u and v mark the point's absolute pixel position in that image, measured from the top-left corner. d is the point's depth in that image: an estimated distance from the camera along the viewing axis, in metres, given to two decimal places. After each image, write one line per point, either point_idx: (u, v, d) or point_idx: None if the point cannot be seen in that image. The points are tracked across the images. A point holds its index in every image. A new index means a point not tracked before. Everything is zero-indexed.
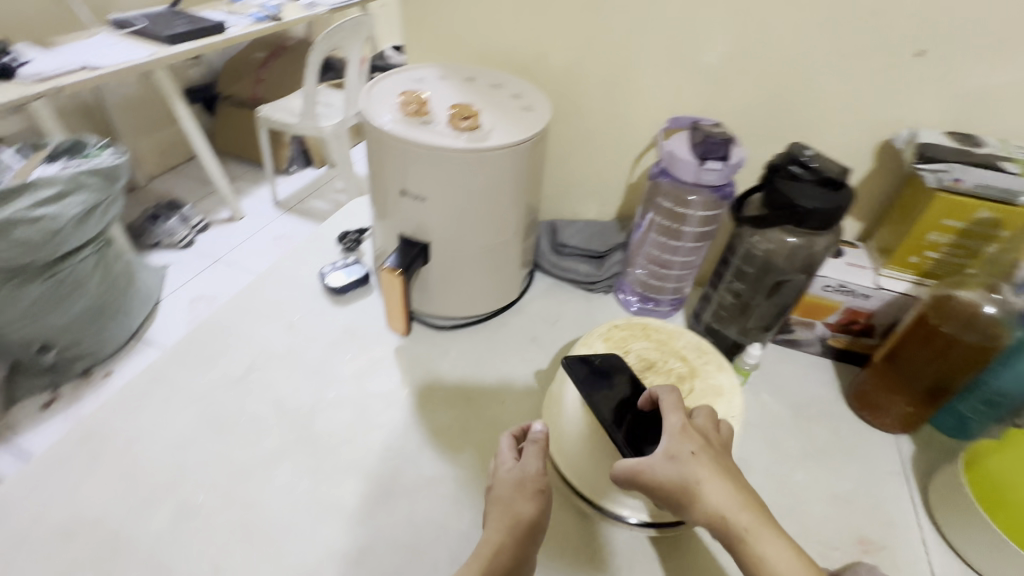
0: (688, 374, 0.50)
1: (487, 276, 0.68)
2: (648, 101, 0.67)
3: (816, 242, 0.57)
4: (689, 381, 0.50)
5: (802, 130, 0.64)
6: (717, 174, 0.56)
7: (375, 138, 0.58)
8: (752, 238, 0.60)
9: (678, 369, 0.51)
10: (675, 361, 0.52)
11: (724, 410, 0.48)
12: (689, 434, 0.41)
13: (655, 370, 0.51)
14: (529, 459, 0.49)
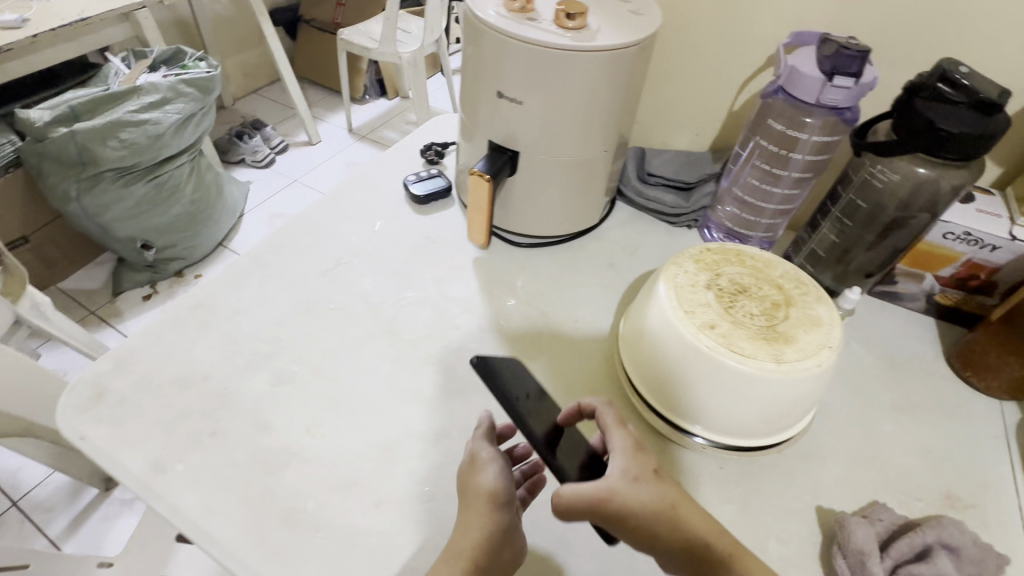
0: (784, 301, 0.47)
1: (571, 194, 0.66)
2: (769, 13, 0.62)
3: (947, 177, 0.51)
4: (785, 309, 0.47)
5: (947, 52, 0.56)
6: (844, 93, 0.52)
7: (478, 32, 0.56)
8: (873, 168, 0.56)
9: (773, 297, 0.48)
10: (770, 288, 0.49)
11: (822, 340, 0.45)
12: (642, 448, 0.42)
13: (748, 295, 0.48)
14: (484, 443, 0.46)
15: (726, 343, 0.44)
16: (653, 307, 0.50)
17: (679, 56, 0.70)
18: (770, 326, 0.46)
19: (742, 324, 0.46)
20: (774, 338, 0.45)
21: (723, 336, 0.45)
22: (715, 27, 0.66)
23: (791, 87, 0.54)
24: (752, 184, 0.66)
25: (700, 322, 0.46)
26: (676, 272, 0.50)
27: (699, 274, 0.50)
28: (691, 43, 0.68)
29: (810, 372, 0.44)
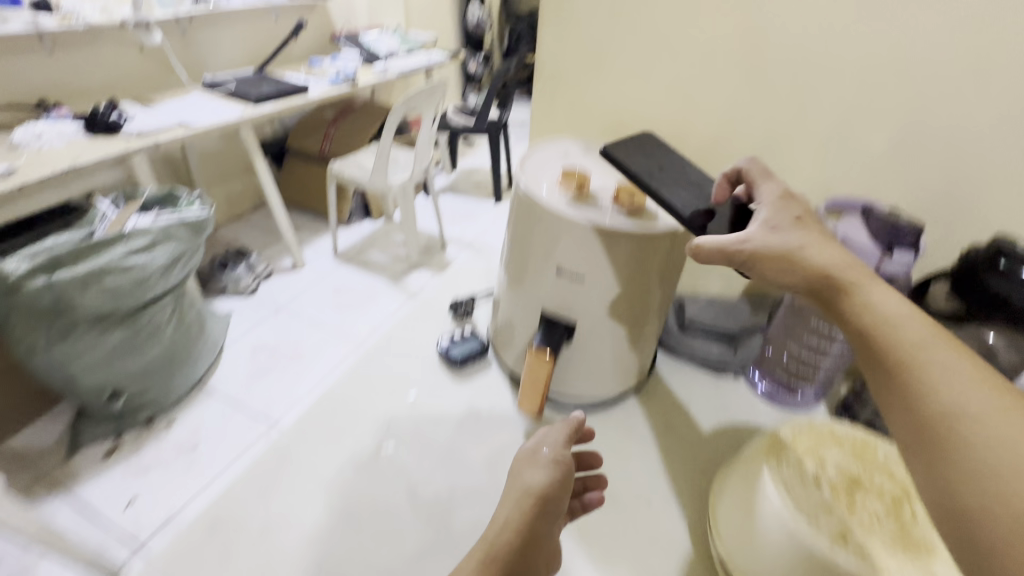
0: (904, 495, 0.44)
1: (624, 359, 0.63)
2: (797, 179, 0.66)
3: None
4: (906, 504, 0.44)
5: (978, 215, 0.59)
6: (904, 266, 0.52)
7: (534, 212, 0.56)
8: None
9: (889, 488, 0.45)
10: (882, 477, 0.46)
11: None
12: (788, 201, 0.46)
13: (865, 487, 0.45)
14: (553, 439, 0.52)
15: (869, 561, 0.39)
16: (766, 508, 0.43)
17: None
18: (902, 530, 0.42)
19: (872, 531, 0.42)
20: (911, 546, 0.41)
21: (863, 552, 0.40)
22: None
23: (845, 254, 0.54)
24: (808, 342, 0.65)
25: (832, 532, 0.41)
26: (781, 466, 0.46)
27: (804, 466, 0.46)
28: None
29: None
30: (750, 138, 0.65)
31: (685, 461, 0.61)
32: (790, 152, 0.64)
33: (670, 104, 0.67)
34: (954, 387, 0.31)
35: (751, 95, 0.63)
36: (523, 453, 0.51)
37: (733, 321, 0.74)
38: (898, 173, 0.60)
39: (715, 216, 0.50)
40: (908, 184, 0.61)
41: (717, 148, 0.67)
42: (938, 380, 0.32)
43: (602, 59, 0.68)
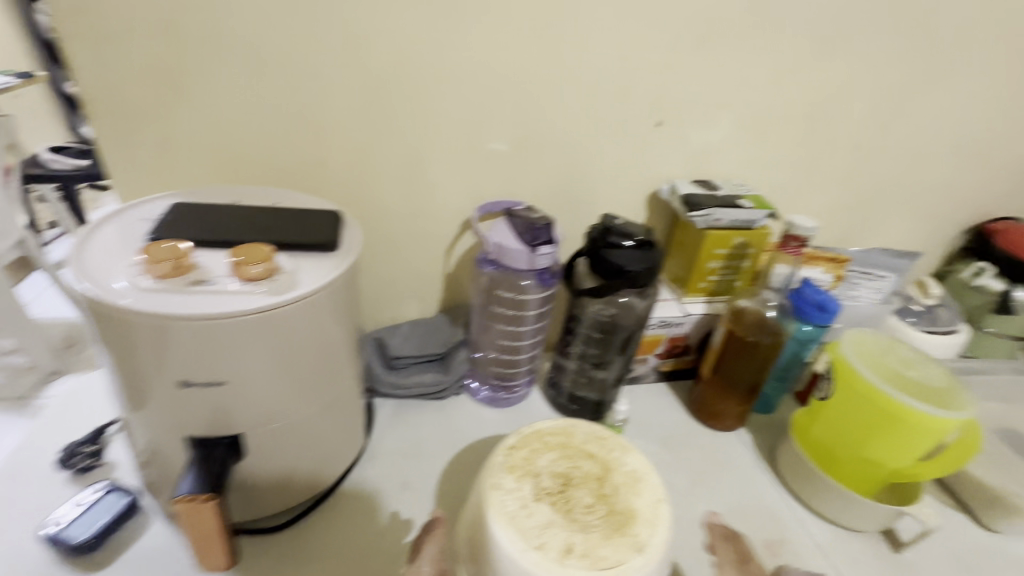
0: (605, 473, 0.52)
1: (325, 437, 0.54)
2: (446, 192, 0.65)
3: (644, 299, 0.61)
4: (608, 480, 0.52)
5: (591, 195, 0.69)
6: (550, 257, 0.57)
7: (116, 319, 0.40)
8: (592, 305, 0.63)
9: (592, 471, 0.52)
10: (586, 462, 0.53)
11: (652, 495, 0.51)
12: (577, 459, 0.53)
13: (574, 482, 0.51)
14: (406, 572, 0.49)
15: (591, 561, 0.45)
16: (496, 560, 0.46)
17: (377, 240, 0.67)
18: (611, 512, 0.49)
19: (592, 525, 0.47)
20: (621, 523, 0.48)
21: (586, 554, 0.45)
22: (405, 211, 0.65)
23: (503, 261, 0.57)
24: (500, 344, 0.68)
25: (559, 550, 0.45)
26: (501, 497, 0.48)
27: (522, 487, 0.49)
28: (388, 228, 0.66)
29: (666, 539, 0.48)
30: (389, 158, 0.61)
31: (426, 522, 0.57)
32: (431, 166, 0.63)
33: (294, 134, 0.58)
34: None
35: (378, 118, 0.59)
36: (187, 498, 0.41)
37: (436, 344, 0.70)
38: (525, 173, 0.66)
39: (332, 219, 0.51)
40: (535, 179, 0.66)
41: (364, 175, 0.62)
42: None
43: (184, 86, 0.53)
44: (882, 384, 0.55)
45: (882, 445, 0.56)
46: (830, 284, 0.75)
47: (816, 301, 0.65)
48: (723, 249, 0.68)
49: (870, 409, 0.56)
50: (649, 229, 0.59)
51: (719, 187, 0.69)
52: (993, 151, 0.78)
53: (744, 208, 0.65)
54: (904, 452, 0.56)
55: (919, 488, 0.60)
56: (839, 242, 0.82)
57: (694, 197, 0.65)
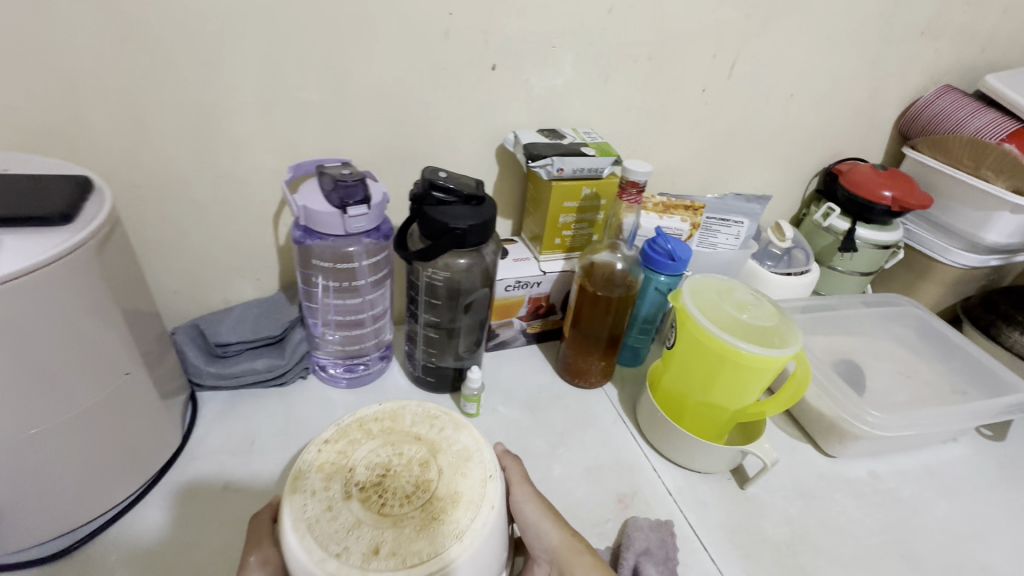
0: (429, 456, 0.49)
1: (108, 447, 0.46)
2: (256, 151, 0.57)
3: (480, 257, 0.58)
4: (433, 464, 0.49)
5: (431, 149, 0.63)
6: (366, 218, 0.51)
7: None
8: (428, 269, 0.58)
9: (416, 457, 0.49)
10: (410, 447, 0.50)
11: (480, 473, 0.49)
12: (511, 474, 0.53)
13: (393, 473, 0.48)
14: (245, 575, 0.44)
15: (399, 557, 0.42)
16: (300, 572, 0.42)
17: (181, 210, 0.57)
18: (431, 499, 0.46)
19: (405, 517, 0.45)
20: (440, 510, 0.45)
21: (394, 551, 0.43)
22: (207, 175, 0.56)
23: (313, 227, 0.50)
24: (336, 323, 0.61)
25: (362, 552, 0.42)
26: (306, 500, 0.45)
27: (330, 487, 0.46)
28: (190, 197, 0.57)
29: (489, 519, 0.46)
30: (173, 111, 0.52)
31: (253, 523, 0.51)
32: (233, 121, 0.54)
33: (34, 82, 0.47)
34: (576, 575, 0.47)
35: (143, 63, 0.49)
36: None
37: (269, 326, 0.62)
38: (349, 127, 0.58)
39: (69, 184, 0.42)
40: (362, 133, 0.59)
41: (144, 134, 0.52)
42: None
43: None
44: (716, 329, 0.55)
45: (721, 388, 0.57)
46: (690, 233, 0.74)
47: (666, 251, 0.65)
48: (573, 201, 0.64)
49: (707, 354, 0.56)
50: (478, 181, 0.54)
51: (565, 135, 0.65)
52: (837, 93, 0.80)
53: (587, 156, 0.61)
54: (742, 391, 0.56)
55: (761, 426, 0.62)
56: (701, 188, 0.82)
57: (536, 147, 0.61)
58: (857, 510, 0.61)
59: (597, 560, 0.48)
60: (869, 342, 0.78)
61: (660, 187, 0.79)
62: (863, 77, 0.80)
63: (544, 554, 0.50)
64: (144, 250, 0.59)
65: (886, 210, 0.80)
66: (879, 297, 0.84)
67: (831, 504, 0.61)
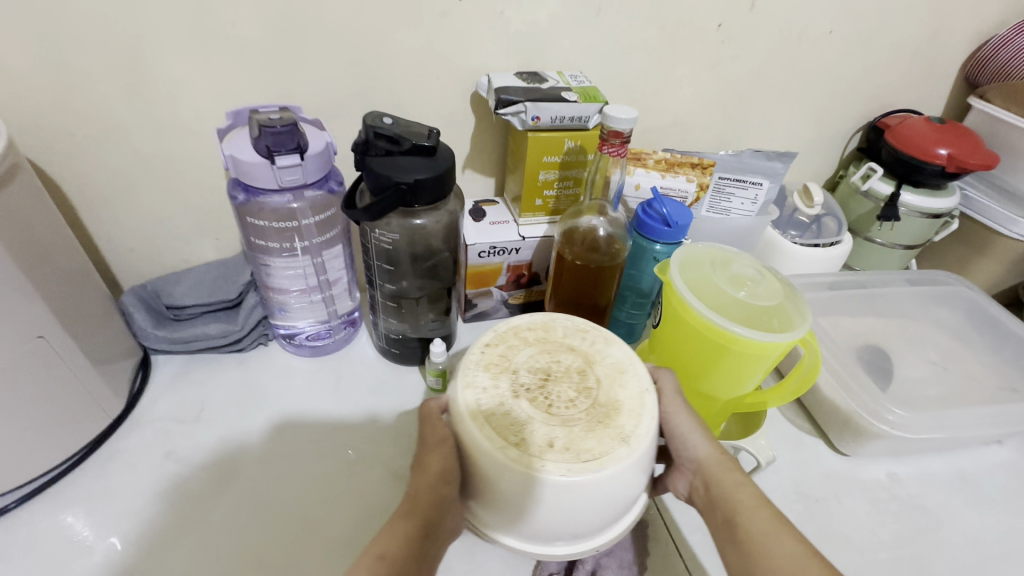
0: (587, 365, 0.46)
1: (34, 404, 0.43)
2: (196, 97, 0.51)
3: (437, 217, 0.51)
4: (591, 372, 0.46)
5: (393, 96, 0.56)
6: (300, 171, 0.45)
7: None
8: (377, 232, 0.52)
9: (573, 365, 0.47)
10: (566, 356, 0.47)
11: (637, 385, 0.46)
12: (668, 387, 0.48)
13: (554, 377, 0.45)
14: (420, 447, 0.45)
15: (574, 453, 0.40)
16: (477, 455, 0.41)
17: (122, 164, 0.53)
18: (594, 405, 0.43)
19: (572, 418, 0.42)
20: (605, 416, 0.43)
21: (567, 447, 0.41)
22: (145, 126, 0.51)
23: (244, 179, 0.45)
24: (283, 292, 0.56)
25: (539, 445, 0.40)
26: (475, 395, 0.43)
27: (499, 385, 0.44)
28: (130, 149, 0.52)
29: (652, 428, 0.43)
30: (94, 50, 0.46)
31: (189, 499, 0.49)
32: (164, 62, 0.49)
33: None
34: (731, 496, 0.43)
35: None
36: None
37: (223, 290, 0.59)
38: (296, 70, 0.52)
39: None
40: (312, 77, 0.53)
41: (66, 76, 0.47)
42: (741, 499, 0.43)
43: None
44: (709, 312, 0.46)
45: (714, 375, 0.50)
46: (696, 195, 0.64)
47: (662, 216, 0.57)
48: (554, 155, 0.56)
49: (698, 339, 0.49)
50: (433, 129, 0.47)
51: (548, 78, 0.56)
52: (889, 29, 0.67)
53: (569, 101, 0.52)
54: (738, 379, 0.49)
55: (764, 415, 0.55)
56: (716, 145, 0.71)
57: (509, 90, 0.52)
58: (870, 520, 0.53)
59: (748, 480, 0.44)
60: (905, 326, 0.68)
61: (667, 143, 0.69)
62: (923, 10, 0.66)
63: (689, 464, 0.47)
64: (89, 207, 0.55)
65: (939, 171, 0.67)
66: (925, 274, 0.72)
67: (839, 512, 0.53)
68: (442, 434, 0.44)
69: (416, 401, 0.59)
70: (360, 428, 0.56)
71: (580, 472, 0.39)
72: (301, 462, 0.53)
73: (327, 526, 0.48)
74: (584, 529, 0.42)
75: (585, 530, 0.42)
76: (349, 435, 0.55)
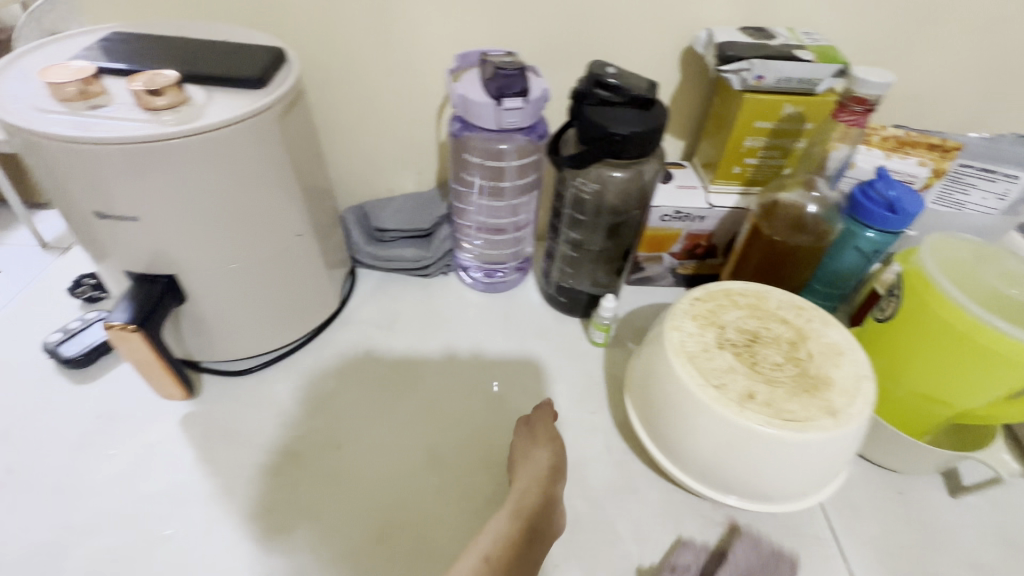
0: (800, 337, 0.44)
1: (284, 288, 0.53)
2: (429, 39, 0.56)
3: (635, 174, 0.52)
4: (803, 346, 0.44)
5: (605, 46, 0.56)
6: (520, 113, 0.47)
7: (25, 140, 0.38)
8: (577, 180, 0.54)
9: (784, 334, 0.45)
10: (778, 325, 0.46)
11: (855, 369, 0.43)
12: None
13: (763, 341, 0.44)
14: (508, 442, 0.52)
15: (773, 411, 0.40)
16: (674, 389, 0.43)
17: (360, 97, 0.61)
18: (803, 374, 0.42)
19: (777, 381, 0.42)
20: (813, 387, 0.41)
21: (768, 404, 0.40)
22: (385, 61, 0.58)
23: (469, 117, 0.48)
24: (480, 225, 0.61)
25: (738, 394, 0.41)
26: (681, 337, 0.45)
27: (705, 334, 0.45)
28: (369, 82, 0.59)
29: (866, 413, 0.40)
30: None
31: (380, 389, 0.56)
32: (408, 4, 0.54)
33: None
34: None
35: None
36: (121, 325, 0.43)
37: (422, 219, 0.66)
38: (520, 16, 0.54)
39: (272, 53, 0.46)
40: (532, 24, 0.55)
41: (333, 15, 0.54)
42: None
43: None
44: (963, 300, 0.42)
45: (932, 374, 0.45)
46: (927, 180, 0.56)
47: (887, 200, 0.50)
48: (768, 121, 0.52)
49: (930, 328, 0.44)
50: (653, 83, 0.47)
51: (776, 34, 0.51)
52: None
53: (802, 61, 0.48)
54: (979, 387, 0.43)
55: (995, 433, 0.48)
56: (960, 126, 0.61)
57: (734, 46, 0.49)
58: None
59: None
60: None
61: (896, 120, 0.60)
62: None
63: None
64: (328, 133, 0.64)
65: None
66: None
67: None
68: (545, 437, 0.49)
69: (576, 349, 0.61)
70: (524, 363, 0.60)
71: (780, 429, 0.39)
72: (472, 381, 0.58)
73: (492, 446, 0.52)
74: (766, 486, 0.42)
75: (775, 490, 0.42)
76: (514, 367, 0.59)
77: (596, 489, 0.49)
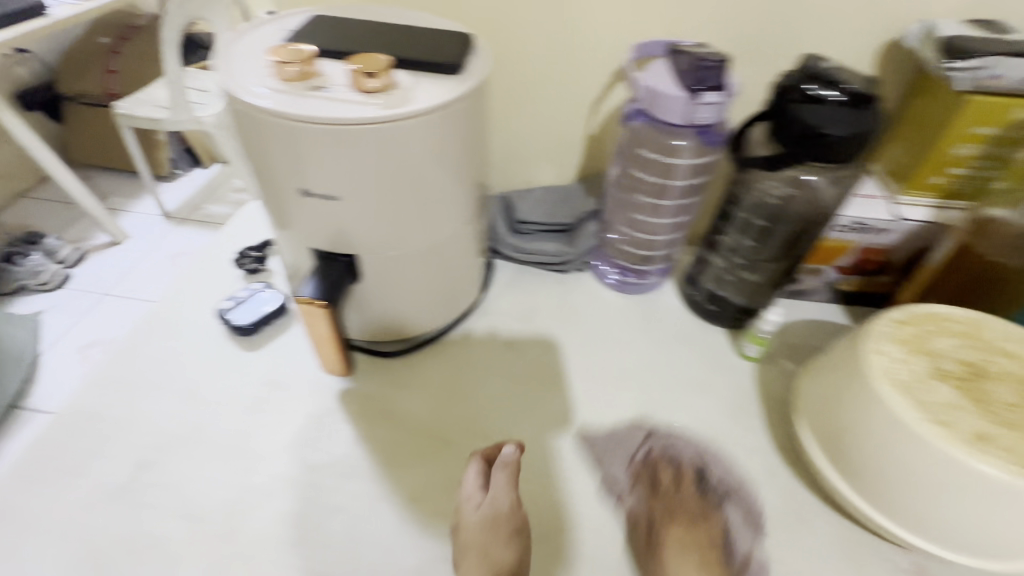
0: None
1: (441, 275, 0.53)
2: (602, 27, 0.54)
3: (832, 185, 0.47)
4: None
5: (794, 38, 0.52)
6: (713, 108, 0.44)
7: (246, 114, 0.40)
8: (762, 183, 0.49)
9: (1010, 371, 0.41)
10: (1001, 361, 0.41)
11: None
12: None
13: (990, 377, 0.40)
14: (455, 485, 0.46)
15: (1015, 458, 0.36)
16: (879, 420, 0.40)
17: (519, 86, 0.60)
18: None
19: (1013, 423, 0.38)
20: None
21: (1006, 449, 0.36)
22: (552, 50, 0.56)
23: (654, 108, 0.46)
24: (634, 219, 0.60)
25: (969, 435, 0.37)
26: (887, 363, 0.41)
27: (914, 362, 0.41)
28: (531, 71, 0.58)
29: None
30: None
31: (526, 385, 0.55)
32: None
33: None
34: None
35: None
36: (308, 300, 0.44)
37: (567, 214, 0.64)
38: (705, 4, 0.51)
39: (465, 36, 0.45)
40: (717, 12, 0.51)
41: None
42: None
43: None
44: None
45: None
46: None
47: None
48: (990, 127, 0.46)
49: None
50: (876, 85, 0.43)
51: (1011, 29, 0.46)
52: None
53: None
54: None
55: None
56: None
57: (966, 40, 0.44)
58: None
59: None
60: None
61: None
62: None
63: None
64: None
65: None
66: None
67: None
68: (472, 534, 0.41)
69: (725, 361, 0.58)
70: (670, 370, 0.57)
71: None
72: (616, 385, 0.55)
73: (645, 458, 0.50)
74: (993, 542, 0.37)
75: (999, 547, 0.38)
76: (660, 373, 0.57)
77: (761, 514, 0.46)
